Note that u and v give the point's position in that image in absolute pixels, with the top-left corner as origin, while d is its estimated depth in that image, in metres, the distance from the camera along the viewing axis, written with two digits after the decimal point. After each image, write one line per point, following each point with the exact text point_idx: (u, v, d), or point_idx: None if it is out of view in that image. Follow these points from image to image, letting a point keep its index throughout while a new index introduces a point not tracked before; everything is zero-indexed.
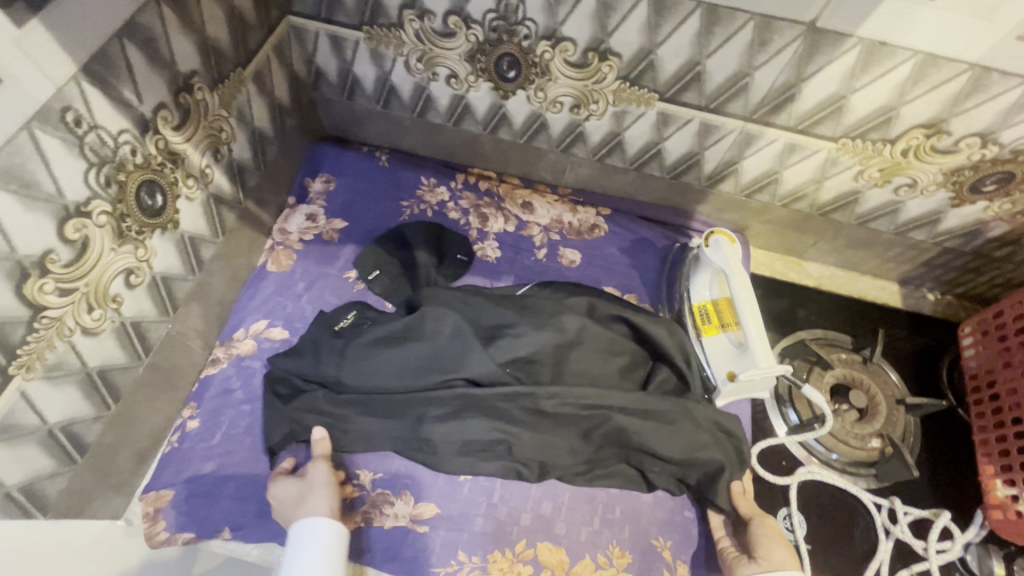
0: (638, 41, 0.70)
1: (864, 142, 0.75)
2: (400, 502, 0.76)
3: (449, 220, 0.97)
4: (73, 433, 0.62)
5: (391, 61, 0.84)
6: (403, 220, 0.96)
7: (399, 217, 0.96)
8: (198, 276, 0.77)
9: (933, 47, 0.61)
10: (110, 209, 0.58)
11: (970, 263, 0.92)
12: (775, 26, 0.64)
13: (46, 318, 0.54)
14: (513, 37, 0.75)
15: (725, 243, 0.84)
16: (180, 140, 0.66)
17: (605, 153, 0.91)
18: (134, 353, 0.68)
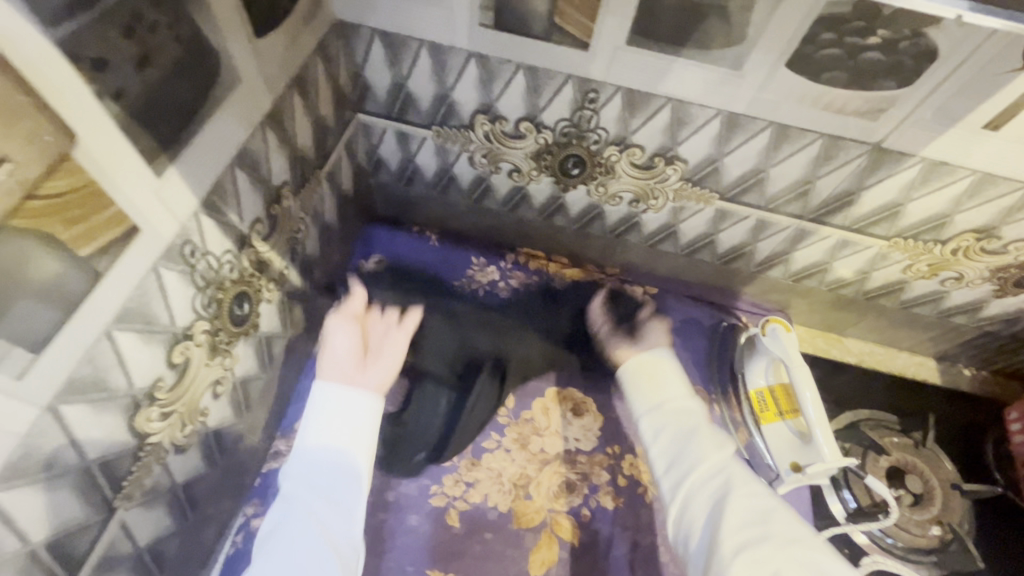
0: (706, 150, 0.74)
1: (916, 241, 0.79)
2: None
3: (502, 300, 0.98)
4: (156, 552, 0.61)
5: (455, 154, 0.87)
6: (456, 300, 0.97)
7: (452, 296, 0.97)
8: (268, 372, 0.77)
9: (990, 169, 0.66)
10: (208, 327, 0.59)
11: (1007, 344, 0.95)
12: (842, 144, 0.68)
13: (149, 445, 0.54)
14: (582, 142, 0.78)
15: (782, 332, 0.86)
16: (267, 247, 0.67)
17: (658, 240, 0.93)
18: (211, 460, 0.68)
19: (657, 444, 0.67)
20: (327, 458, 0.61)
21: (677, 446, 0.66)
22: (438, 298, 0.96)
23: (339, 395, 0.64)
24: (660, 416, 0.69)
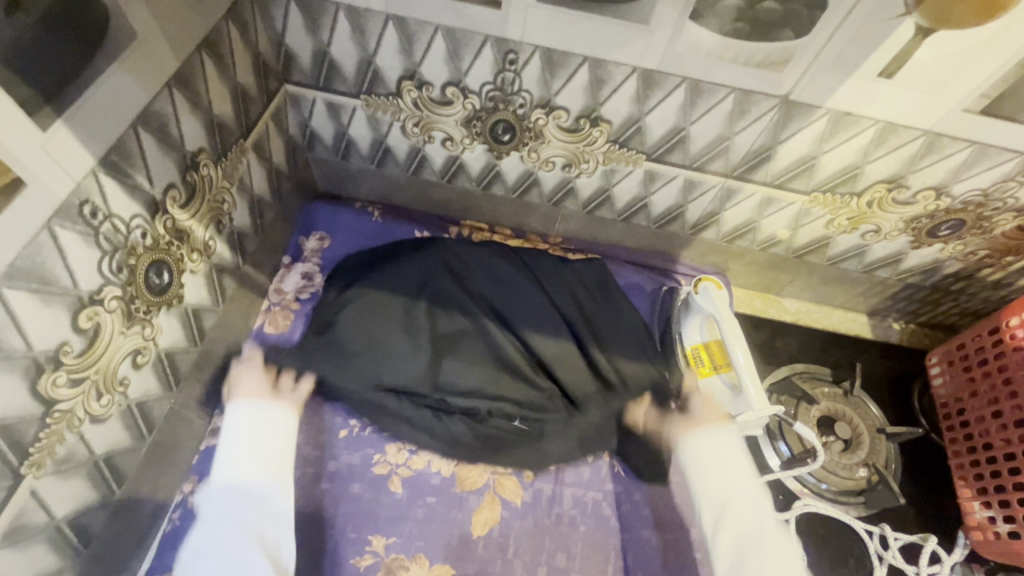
0: (627, 109, 0.76)
1: (834, 195, 0.82)
2: (415, 565, 0.75)
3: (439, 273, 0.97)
4: (78, 524, 0.60)
5: (387, 125, 0.87)
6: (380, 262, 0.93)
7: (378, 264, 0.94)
8: (200, 347, 0.76)
9: (891, 117, 0.69)
10: (121, 293, 0.58)
11: (930, 296, 1.00)
12: (752, 98, 0.70)
13: (58, 412, 0.53)
14: (509, 106, 0.79)
15: (715, 290, 0.89)
16: (186, 216, 0.67)
17: (595, 207, 0.95)
18: (138, 434, 0.67)
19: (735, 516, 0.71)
20: (234, 480, 0.67)
21: (737, 550, 0.69)
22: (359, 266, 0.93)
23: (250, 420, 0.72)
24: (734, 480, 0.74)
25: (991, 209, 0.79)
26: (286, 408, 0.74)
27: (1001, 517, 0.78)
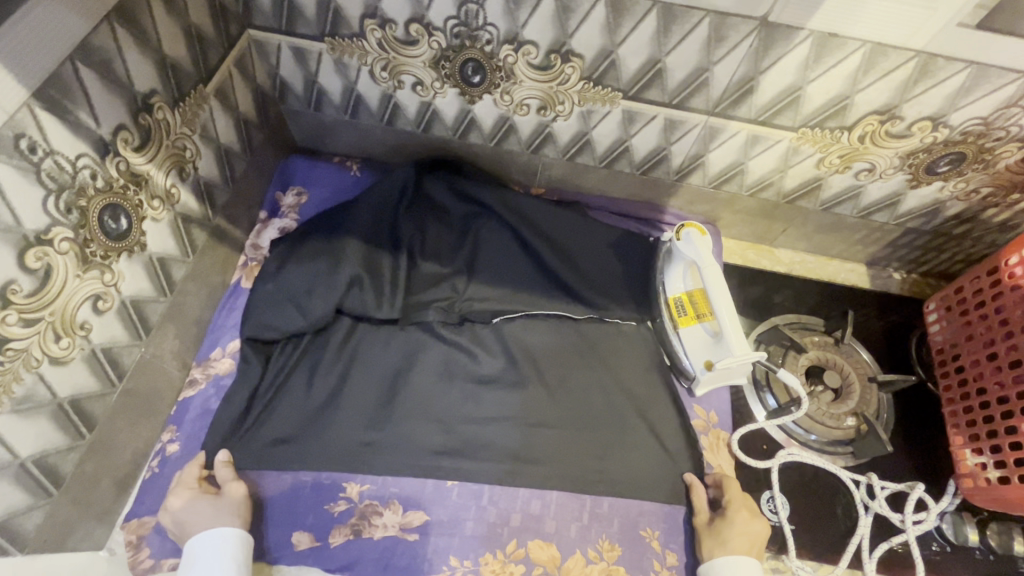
0: (599, 41, 0.72)
1: (823, 130, 0.77)
2: (389, 511, 0.76)
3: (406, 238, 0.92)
4: (47, 465, 0.61)
5: (355, 71, 0.84)
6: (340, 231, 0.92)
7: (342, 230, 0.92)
8: (170, 298, 0.76)
9: (880, 37, 0.64)
10: (73, 235, 0.57)
11: (932, 241, 0.95)
12: (730, 22, 0.66)
13: (11, 349, 0.53)
14: (475, 43, 0.75)
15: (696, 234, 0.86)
16: (142, 160, 0.65)
17: (576, 152, 0.91)
18: (107, 380, 0.67)
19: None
20: None
21: None
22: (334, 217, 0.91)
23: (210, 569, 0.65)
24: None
25: (993, 139, 0.74)
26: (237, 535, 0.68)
27: (992, 463, 0.75)
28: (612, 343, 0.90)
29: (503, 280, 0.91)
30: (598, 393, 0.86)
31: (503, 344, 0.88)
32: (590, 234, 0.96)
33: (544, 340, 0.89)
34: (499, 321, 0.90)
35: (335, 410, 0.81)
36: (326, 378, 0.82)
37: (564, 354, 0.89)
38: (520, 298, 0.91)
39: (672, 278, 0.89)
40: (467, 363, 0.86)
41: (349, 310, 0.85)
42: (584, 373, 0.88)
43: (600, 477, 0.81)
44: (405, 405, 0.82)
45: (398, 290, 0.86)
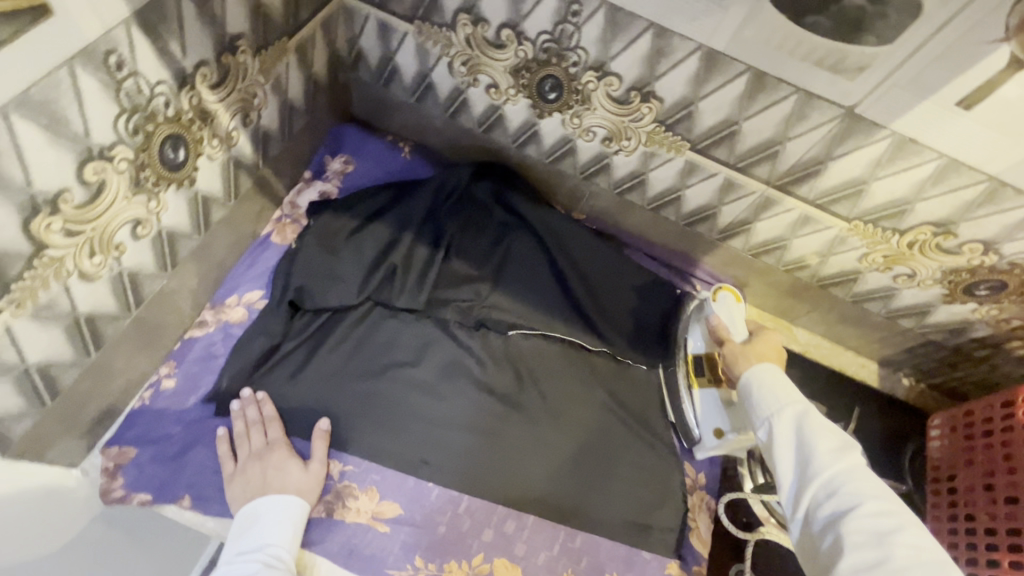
0: (682, 90, 0.72)
1: (876, 227, 0.78)
2: (365, 497, 0.75)
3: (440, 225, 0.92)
4: (49, 375, 0.60)
5: (435, 59, 0.84)
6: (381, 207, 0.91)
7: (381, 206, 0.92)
8: (203, 236, 0.76)
9: (957, 153, 0.64)
10: (132, 157, 0.57)
11: (948, 357, 0.96)
12: (816, 104, 0.66)
13: (48, 256, 0.52)
14: (562, 62, 0.76)
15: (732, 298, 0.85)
16: (214, 98, 0.65)
17: (627, 189, 0.92)
18: (125, 304, 0.67)
19: (787, 473, 0.59)
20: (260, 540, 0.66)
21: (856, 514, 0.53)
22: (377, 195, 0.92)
23: (269, 523, 0.68)
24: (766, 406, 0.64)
25: None
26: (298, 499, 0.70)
27: None
28: (617, 381, 0.91)
29: (524, 297, 0.91)
30: (594, 428, 0.86)
31: (512, 358, 0.88)
32: (619, 272, 0.96)
33: (552, 365, 0.89)
34: (513, 333, 0.90)
35: (335, 385, 0.80)
36: (334, 350, 0.82)
37: (567, 380, 0.89)
38: (537, 318, 0.91)
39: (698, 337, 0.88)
40: (474, 370, 0.86)
41: (373, 291, 0.85)
42: (582, 404, 0.88)
43: (572, 508, 0.81)
44: (402, 395, 0.82)
45: (424, 282, 0.86)
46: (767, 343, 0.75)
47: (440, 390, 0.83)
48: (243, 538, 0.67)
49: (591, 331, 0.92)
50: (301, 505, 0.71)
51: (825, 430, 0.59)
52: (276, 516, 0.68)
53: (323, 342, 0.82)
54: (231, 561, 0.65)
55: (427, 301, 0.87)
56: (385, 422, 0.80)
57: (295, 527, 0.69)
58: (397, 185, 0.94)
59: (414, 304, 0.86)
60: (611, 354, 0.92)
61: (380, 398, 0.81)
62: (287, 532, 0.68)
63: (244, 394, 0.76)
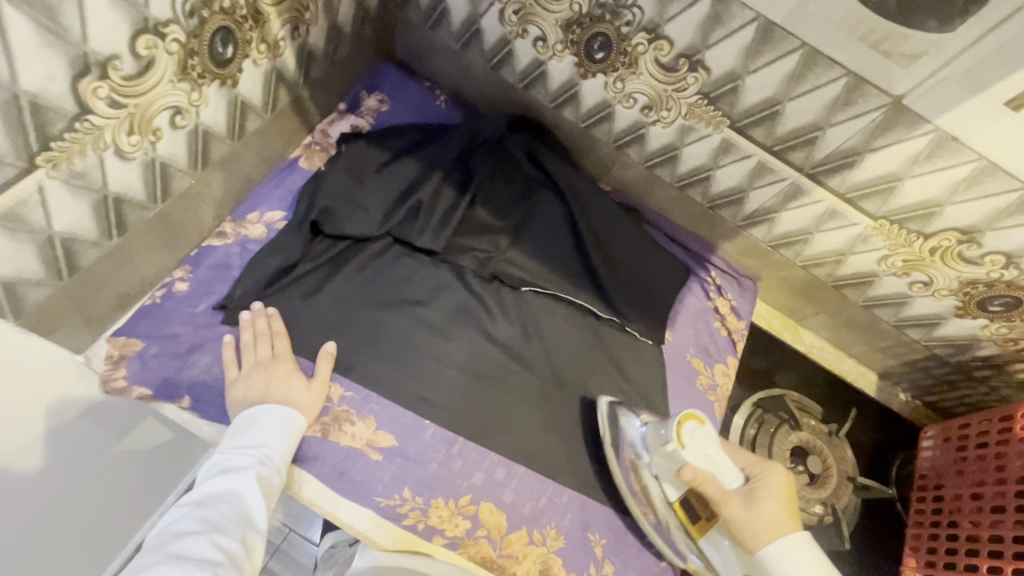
0: (731, 62, 0.72)
1: (900, 228, 0.79)
2: (361, 424, 0.75)
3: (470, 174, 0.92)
4: (70, 249, 0.60)
5: (487, 4, 0.84)
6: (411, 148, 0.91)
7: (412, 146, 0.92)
8: (235, 144, 0.76)
9: (996, 157, 0.65)
10: (183, 40, 0.57)
11: (948, 374, 0.96)
12: (863, 90, 0.66)
13: (89, 122, 0.52)
14: (615, 20, 0.75)
15: (695, 430, 0.74)
16: (269, 1, 0.65)
17: (657, 163, 0.92)
18: (152, 195, 0.66)
19: None
20: (254, 443, 0.66)
21: None
22: (409, 136, 0.92)
23: (263, 429, 0.68)
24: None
25: None
26: (297, 416, 0.70)
27: None
28: (622, 352, 0.91)
29: (541, 256, 0.91)
30: (594, 393, 0.87)
31: (522, 314, 0.88)
32: (638, 247, 0.96)
33: (560, 327, 0.90)
34: (525, 290, 0.90)
35: (345, 313, 0.80)
36: (348, 279, 0.82)
37: (573, 343, 0.89)
38: (551, 278, 0.91)
39: (647, 446, 0.78)
40: (483, 319, 0.86)
41: (395, 227, 0.85)
42: (586, 368, 0.89)
43: (562, 465, 0.81)
44: (409, 332, 0.82)
45: (446, 225, 0.86)
46: (765, 496, 0.68)
47: (447, 333, 0.84)
48: (237, 436, 0.67)
49: (603, 299, 0.93)
50: (297, 421, 0.70)
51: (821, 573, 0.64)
52: (274, 422, 0.69)
53: (339, 270, 0.82)
54: (223, 451, 0.67)
55: (446, 245, 0.87)
56: (390, 356, 0.80)
57: (291, 437, 0.69)
58: (429, 129, 0.94)
59: (432, 246, 0.85)
60: (619, 324, 0.93)
61: (387, 332, 0.81)
62: (282, 439, 0.68)
63: (255, 306, 0.76)
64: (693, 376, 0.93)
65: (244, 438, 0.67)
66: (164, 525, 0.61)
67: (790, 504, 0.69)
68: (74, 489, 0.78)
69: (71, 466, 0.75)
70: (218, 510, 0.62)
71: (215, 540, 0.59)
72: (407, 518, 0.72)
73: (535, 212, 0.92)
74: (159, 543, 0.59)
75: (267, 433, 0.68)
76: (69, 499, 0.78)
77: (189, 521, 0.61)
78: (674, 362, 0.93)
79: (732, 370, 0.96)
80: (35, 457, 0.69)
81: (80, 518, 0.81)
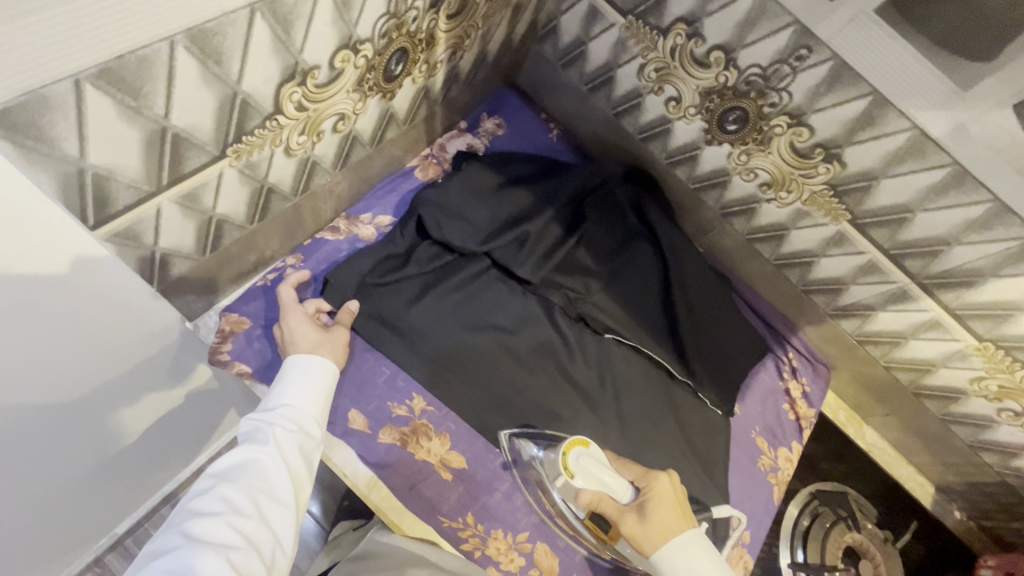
0: (871, 163, 0.72)
1: (1005, 355, 0.78)
2: (437, 441, 0.77)
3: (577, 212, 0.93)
4: (219, 229, 0.62)
5: (630, 57, 0.85)
6: (523, 178, 0.93)
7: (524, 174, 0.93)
8: (371, 150, 0.78)
9: None
10: (370, 57, 0.59)
11: (1013, 504, 0.94)
12: (1006, 219, 0.66)
13: (277, 121, 0.55)
14: (759, 99, 0.76)
15: (582, 456, 0.71)
16: (443, 27, 0.68)
17: (760, 238, 0.92)
18: (295, 188, 0.69)
19: None
20: (279, 407, 0.63)
21: None
22: (522, 167, 0.94)
23: (290, 392, 0.64)
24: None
25: None
26: (326, 364, 0.68)
27: None
28: (694, 417, 0.91)
29: (629, 306, 0.91)
30: (662, 454, 0.86)
31: (601, 359, 0.88)
32: (723, 315, 0.95)
33: (635, 378, 0.89)
34: (607, 336, 0.90)
35: (436, 327, 0.82)
36: (445, 293, 0.83)
37: (648, 398, 0.89)
38: (637, 329, 0.91)
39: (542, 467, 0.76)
40: (563, 358, 0.86)
41: (499, 253, 0.85)
42: (658, 427, 0.87)
43: None
44: (493, 357, 0.83)
45: (548, 260, 0.87)
46: (659, 507, 0.67)
47: (528, 365, 0.84)
48: (264, 402, 0.64)
49: (682, 360, 0.91)
50: (326, 368, 0.68)
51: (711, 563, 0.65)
52: (300, 379, 0.66)
53: (438, 284, 0.83)
54: (252, 416, 0.62)
55: (543, 278, 0.88)
56: (471, 378, 0.81)
57: (317, 395, 0.66)
58: (542, 162, 0.96)
59: (530, 278, 0.86)
60: (691, 389, 0.92)
61: (473, 353, 0.82)
62: (308, 400, 0.65)
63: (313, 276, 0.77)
64: (755, 455, 0.92)
65: (271, 396, 0.64)
66: (184, 497, 0.55)
67: (679, 505, 0.69)
68: (137, 443, 0.78)
69: (144, 423, 0.75)
70: (238, 484, 0.55)
71: (233, 522, 0.53)
72: (466, 542, 0.74)
73: (632, 262, 0.93)
74: (179, 518, 0.53)
75: (292, 394, 0.65)
76: (132, 449, 0.79)
77: (208, 498, 0.54)
78: (739, 436, 0.93)
79: (795, 456, 0.95)
80: (123, 412, 0.69)
81: (135, 465, 0.84)
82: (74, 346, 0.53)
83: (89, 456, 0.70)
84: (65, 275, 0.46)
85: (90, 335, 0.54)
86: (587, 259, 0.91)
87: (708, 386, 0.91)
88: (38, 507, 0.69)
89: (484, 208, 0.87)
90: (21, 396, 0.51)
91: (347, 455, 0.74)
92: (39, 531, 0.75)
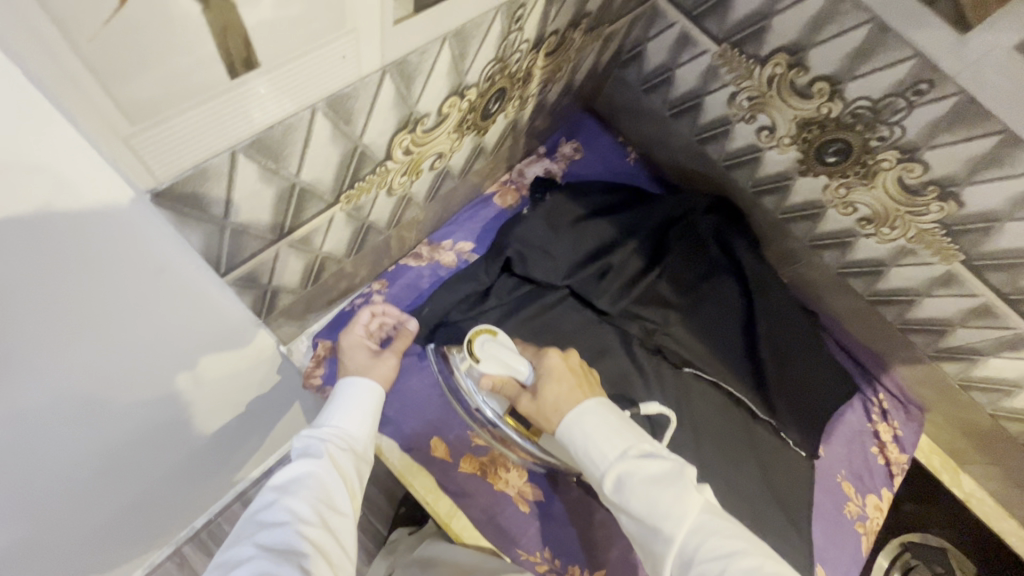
0: (994, 204, 0.67)
1: None
2: (515, 472, 0.77)
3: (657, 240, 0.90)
4: (320, 264, 0.64)
5: (721, 84, 0.82)
6: (603, 206, 0.92)
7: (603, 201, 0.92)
8: (458, 180, 0.79)
9: None
10: (473, 100, 0.60)
11: None
12: None
13: (385, 166, 0.56)
14: (866, 132, 0.72)
15: (487, 342, 0.68)
16: (541, 64, 0.68)
17: (854, 272, 0.87)
18: (389, 222, 0.70)
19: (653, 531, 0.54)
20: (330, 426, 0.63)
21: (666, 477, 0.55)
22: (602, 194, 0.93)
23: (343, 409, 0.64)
24: (591, 458, 0.57)
25: None
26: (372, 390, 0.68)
27: None
28: (778, 459, 0.86)
29: (709, 338, 0.89)
30: (742, 496, 0.83)
31: (680, 392, 0.86)
32: (810, 351, 0.91)
33: (715, 414, 0.86)
34: (685, 370, 0.88)
35: None
36: (524, 322, 0.83)
37: (729, 435, 0.85)
38: (716, 363, 0.88)
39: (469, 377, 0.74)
40: (641, 392, 0.85)
41: (579, 284, 0.85)
42: (739, 467, 0.84)
43: None
44: None
45: (629, 291, 0.87)
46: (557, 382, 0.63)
47: None
48: (316, 422, 0.64)
49: (763, 397, 0.88)
50: (370, 393, 0.67)
51: (617, 431, 0.59)
52: (348, 397, 0.66)
53: (517, 312, 0.83)
54: (304, 434, 0.62)
55: (622, 309, 0.87)
56: None
57: (365, 414, 0.66)
58: (621, 189, 0.95)
59: (608, 309, 0.86)
60: (773, 427, 0.88)
61: None
62: (355, 417, 0.65)
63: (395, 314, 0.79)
64: (841, 501, 0.87)
65: (322, 415, 0.65)
66: (250, 510, 0.53)
67: (577, 378, 0.64)
68: (219, 450, 0.81)
69: (228, 432, 0.78)
70: (302, 493, 0.54)
71: (299, 529, 0.50)
72: None
73: (716, 293, 0.90)
74: (247, 531, 0.51)
75: (339, 411, 0.65)
76: (216, 455, 0.82)
77: (273, 510, 0.52)
78: (823, 480, 0.88)
79: (884, 504, 0.90)
80: (212, 420, 0.71)
81: (217, 470, 0.87)
82: (134, 367, 0.49)
83: (155, 468, 0.69)
84: (135, 296, 0.42)
85: (150, 354, 0.49)
86: (668, 290, 0.89)
87: (793, 426, 0.87)
88: (111, 510, 0.69)
89: (569, 240, 0.86)
90: (114, 406, 0.52)
91: (428, 482, 0.75)
92: (126, 527, 0.78)
